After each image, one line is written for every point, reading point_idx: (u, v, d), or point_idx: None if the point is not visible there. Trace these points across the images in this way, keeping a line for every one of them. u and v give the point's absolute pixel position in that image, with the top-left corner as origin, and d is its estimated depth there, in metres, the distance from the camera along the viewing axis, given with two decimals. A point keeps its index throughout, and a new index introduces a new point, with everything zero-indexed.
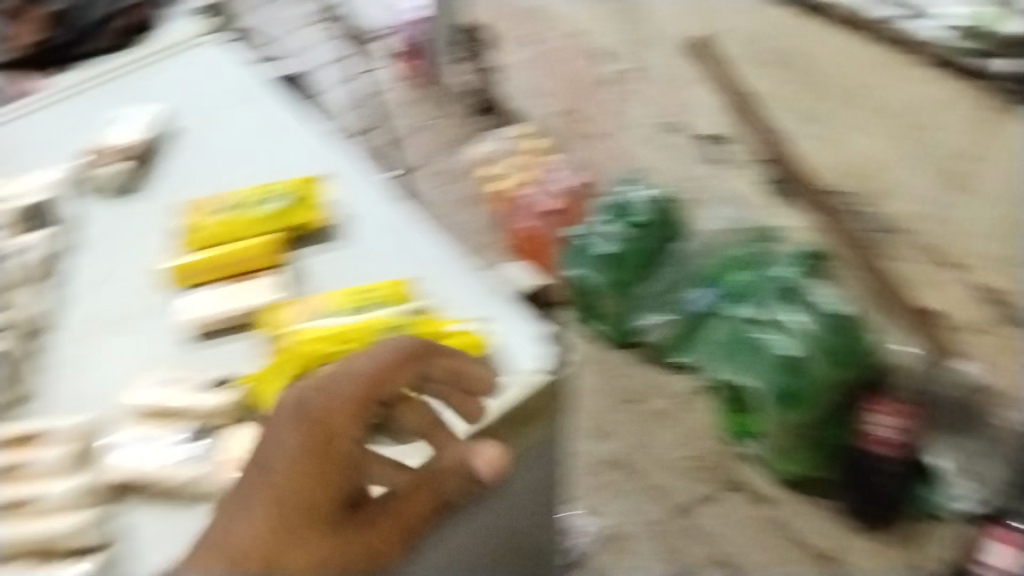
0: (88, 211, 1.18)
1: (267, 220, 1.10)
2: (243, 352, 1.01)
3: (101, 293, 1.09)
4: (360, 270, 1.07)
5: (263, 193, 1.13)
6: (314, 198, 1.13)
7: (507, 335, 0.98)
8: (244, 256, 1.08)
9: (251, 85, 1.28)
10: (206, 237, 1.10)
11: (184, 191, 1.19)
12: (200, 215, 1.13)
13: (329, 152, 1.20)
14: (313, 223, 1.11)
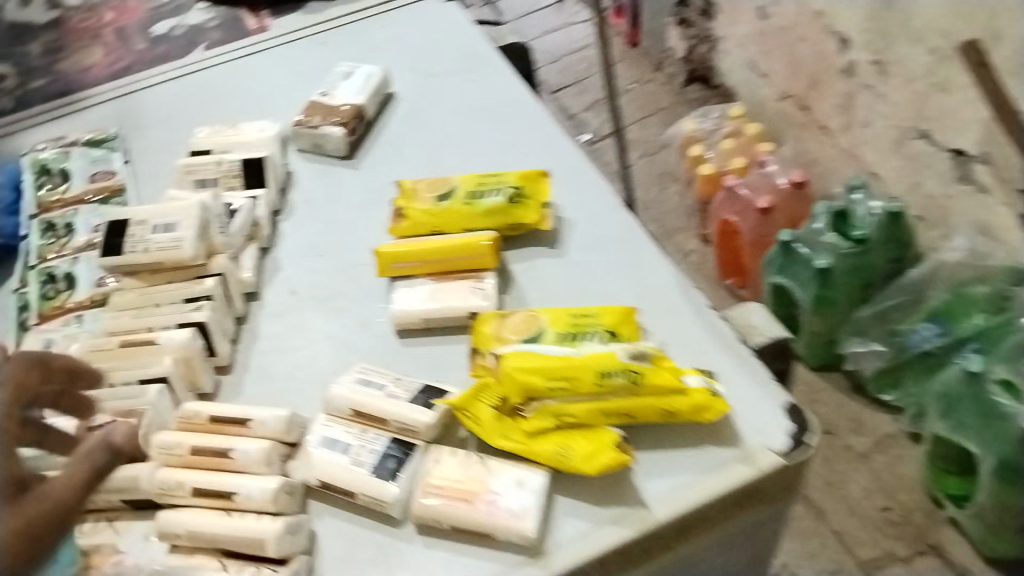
0: (306, 167, 1.08)
1: (495, 215, 0.93)
2: (461, 363, 0.83)
3: (313, 262, 0.96)
4: (589, 285, 0.89)
5: (485, 179, 0.96)
6: (543, 193, 0.95)
7: (740, 406, 0.76)
8: (458, 252, 0.88)
9: (487, 65, 1.19)
10: (420, 222, 0.94)
11: (394, 166, 1.07)
12: (410, 199, 0.95)
13: (550, 148, 1.04)
14: (542, 225, 0.93)
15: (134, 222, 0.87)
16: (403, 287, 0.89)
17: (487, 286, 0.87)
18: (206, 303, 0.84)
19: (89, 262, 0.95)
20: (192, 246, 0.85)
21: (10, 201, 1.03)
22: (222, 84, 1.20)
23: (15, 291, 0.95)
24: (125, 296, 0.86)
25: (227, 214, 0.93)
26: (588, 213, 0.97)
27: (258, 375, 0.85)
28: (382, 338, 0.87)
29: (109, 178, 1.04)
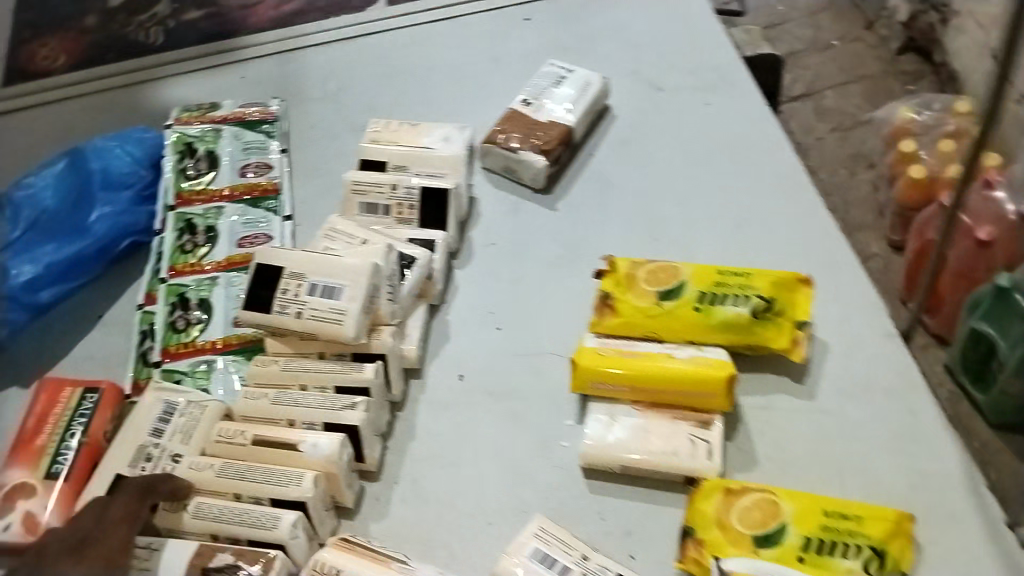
0: (494, 196, 0.90)
1: (732, 331, 0.71)
2: (667, 537, 0.65)
3: (489, 338, 0.80)
4: (842, 455, 0.69)
5: (726, 275, 0.73)
6: (801, 307, 0.72)
7: None
8: (679, 386, 0.68)
9: (726, 82, 0.95)
10: (633, 322, 0.73)
11: (600, 214, 0.87)
12: (625, 289, 0.74)
13: (805, 230, 0.82)
14: (794, 354, 0.71)
15: (290, 272, 0.72)
16: (600, 415, 0.69)
17: (713, 439, 0.66)
18: (363, 401, 0.68)
19: (228, 288, 0.80)
20: (356, 325, 0.69)
21: (145, 183, 0.88)
22: (406, 63, 1.00)
23: (140, 308, 0.81)
24: (267, 369, 0.72)
25: (400, 269, 0.76)
26: (850, 340, 0.75)
27: (407, 489, 0.71)
28: (563, 471, 0.70)
29: (264, 173, 0.88)
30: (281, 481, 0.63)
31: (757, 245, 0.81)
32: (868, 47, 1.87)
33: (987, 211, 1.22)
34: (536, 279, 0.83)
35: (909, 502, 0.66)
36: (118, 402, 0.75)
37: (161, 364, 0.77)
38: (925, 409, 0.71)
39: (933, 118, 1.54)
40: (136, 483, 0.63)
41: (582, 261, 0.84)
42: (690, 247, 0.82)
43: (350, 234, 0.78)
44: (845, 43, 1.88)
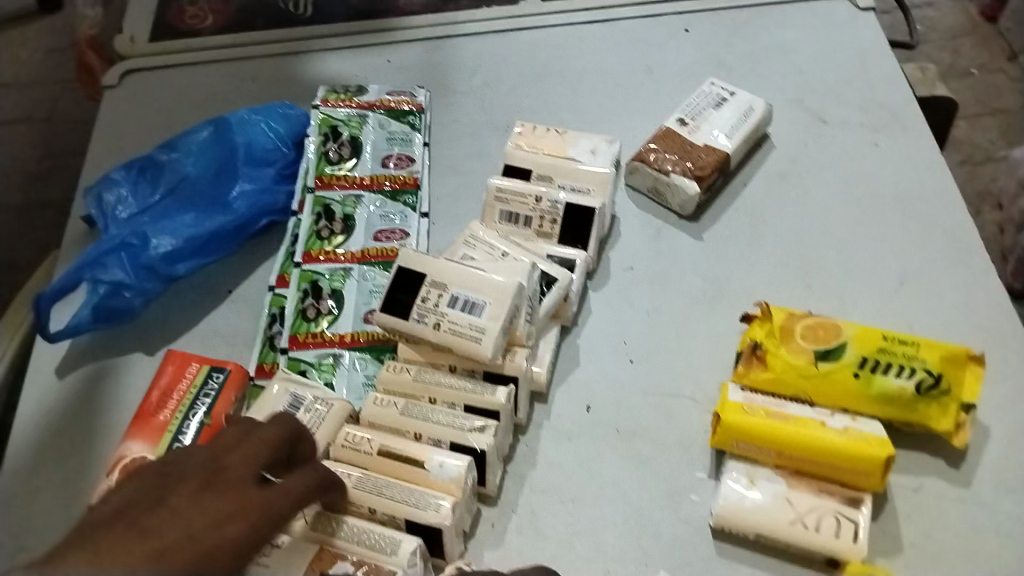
0: (636, 216, 0.86)
1: (892, 405, 0.66)
2: None
3: (621, 370, 0.76)
4: (998, 556, 0.63)
5: (892, 341, 0.67)
6: (968, 387, 0.66)
7: None
8: (832, 459, 0.63)
9: (897, 122, 0.88)
10: (784, 379, 0.68)
11: (747, 250, 0.82)
12: (779, 342, 0.69)
13: (973, 297, 0.75)
14: (955, 439, 0.66)
15: (432, 281, 0.69)
16: (739, 476, 0.65)
17: (861, 521, 0.62)
18: (493, 425, 0.66)
19: (362, 281, 0.78)
20: (494, 345, 0.66)
21: (287, 161, 0.87)
22: (556, 64, 0.97)
23: (271, 289, 0.80)
24: (398, 376, 0.69)
25: (540, 289, 0.73)
26: (1018, 428, 0.68)
27: (525, 521, 0.68)
28: (690, 527, 0.67)
29: (405, 167, 0.85)
30: (420, 503, 0.62)
31: (920, 308, 0.75)
32: (1010, 79, 1.70)
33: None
34: (674, 314, 0.79)
35: None
36: (243, 382, 0.74)
37: (288, 351, 0.75)
38: None
39: None
40: (319, 470, 0.60)
41: (725, 299, 0.79)
42: (844, 299, 0.77)
43: (491, 245, 0.76)
44: (985, 72, 1.71)
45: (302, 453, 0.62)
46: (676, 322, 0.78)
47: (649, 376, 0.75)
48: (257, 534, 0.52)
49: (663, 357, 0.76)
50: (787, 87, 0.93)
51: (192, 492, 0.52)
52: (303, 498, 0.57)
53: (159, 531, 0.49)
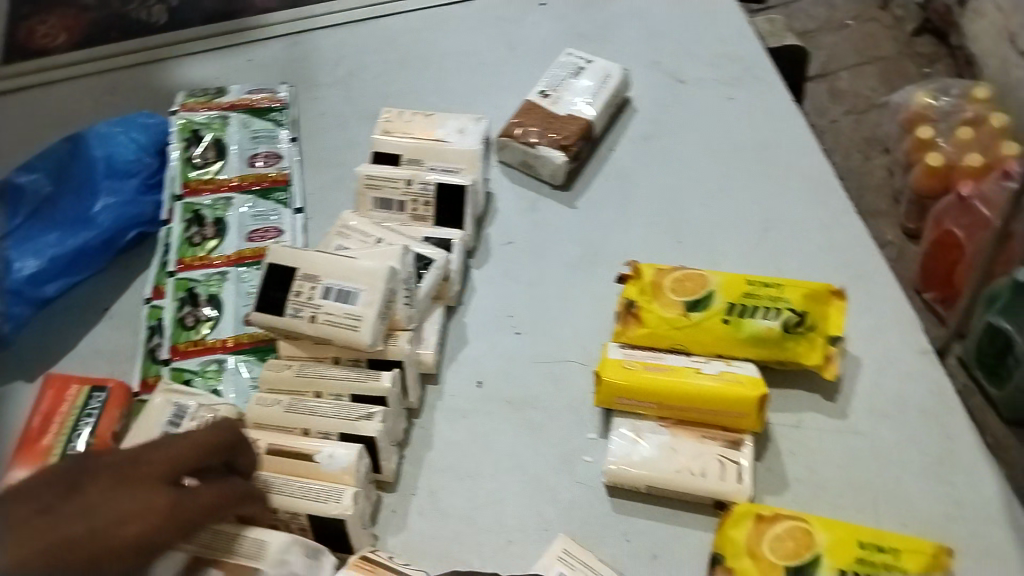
0: (512, 191, 0.86)
1: (763, 346, 0.68)
2: (696, 559, 0.63)
3: (508, 343, 0.77)
4: (877, 479, 0.65)
5: (756, 286, 0.69)
6: (833, 321, 0.69)
7: None
8: (709, 404, 0.65)
9: (752, 76, 0.91)
10: (659, 333, 0.70)
11: (620, 213, 0.83)
12: (652, 298, 0.71)
13: (836, 235, 0.78)
14: (826, 372, 0.68)
15: (302, 273, 0.68)
16: (625, 431, 0.67)
17: (743, 461, 0.64)
18: (380, 411, 0.65)
19: (239, 283, 0.77)
20: (373, 332, 0.65)
21: (151, 171, 0.85)
22: (420, 50, 0.97)
23: (147, 302, 0.79)
24: (280, 374, 0.69)
25: (417, 271, 0.73)
26: (887, 355, 0.71)
27: (424, 501, 0.68)
28: (586, 487, 0.68)
29: (274, 163, 0.85)
30: (317, 500, 0.61)
31: (785, 250, 0.78)
32: (884, 28, 1.73)
33: (997, 195, 1.21)
34: (556, 283, 0.80)
35: (947, 530, 0.63)
36: (127, 400, 0.72)
37: (170, 362, 0.74)
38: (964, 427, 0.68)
39: (954, 104, 1.42)
40: (238, 482, 0.58)
41: (603, 262, 0.80)
42: (715, 251, 0.79)
43: (364, 233, 0.75)
44: (861, 23, 1.74)
45: (240, 466, 0.61)
46: (557, 290, 0.79)
47: (534, 347, 0.76)
48: (165, 534, 0.52)
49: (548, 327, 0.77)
50: (646, 52, 0.95)
51: (108, 481, 0.52)
52: (218, 505, 0.56)
53: (61, 518, 0.49)
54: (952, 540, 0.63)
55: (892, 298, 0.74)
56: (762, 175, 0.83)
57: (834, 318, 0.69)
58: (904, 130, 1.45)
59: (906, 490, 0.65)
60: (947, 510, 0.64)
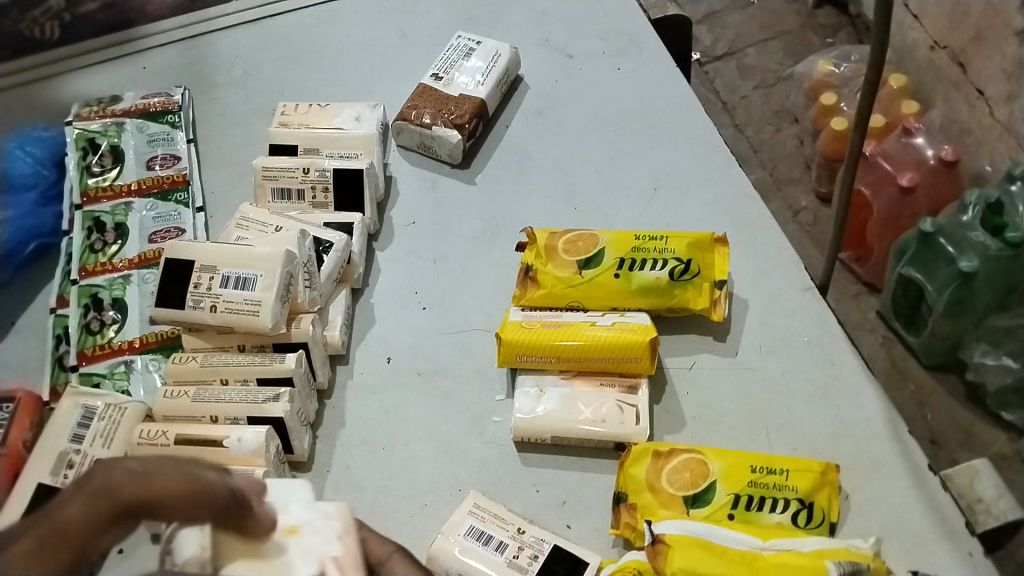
0: (411, 174, 0.88)
1: (652, 295, 0.71)
2: (603, 501, 0.67)
3: (416, 318, 0.79)
4: (765, 409, 0.69)
5: (643, 239, 0.73)
6: (717, 267, 0.72)
7: None
8: (605, 353, 0.68)
9: (637, 46, 0.94)
10: (555, 293, 0.72)
11: (517, 186, 0.86)
12: (546, 259, 0.73)
13: (721, 188, 0.82)
14: (713, 315, 0.71)
15: (201, 265, 0.69)
16: (529, 388, 0.70)
17: (640, 403, 0.67)
18: (287, 391, 0.67)
19: (142, 285, 0.78)
20: (273, 314, 0.67)
21: (49, 183, 0.85)
22: (313, 46, 0.98)
23: (52, 311, 0.79)
24: (186, 365, 0.70)
25: (317, 255, 0.74)
26: (771, 295, 0.75)
27: (341, 476, 0.70)
28: (496, 447, 0.70)
29: (171, 165, 0.85)
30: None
31: (675, 206, 0.81)
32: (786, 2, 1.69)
33: (908, 158, 1.19)
34: (459, 258, 0.82)
35: (832, 447, 0.67)
36: (37, 409, 0.71)
37: (78, 367, 0.74)
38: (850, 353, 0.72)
39: (854, 69, 1.43)
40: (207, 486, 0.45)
41: (503, 234, 0.83)
42: (608, 212, 0.82)
43: (262, 224, 0.76)
44: None
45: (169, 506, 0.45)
46: (461, 262, 0.82)
47: (441, 319, 0.78)
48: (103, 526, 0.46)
49: (453, 298, 0.80)
50: (536, 33, 0.98)
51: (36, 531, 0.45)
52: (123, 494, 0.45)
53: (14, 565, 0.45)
54: (836, 455, 0.67)
55: (776, 242, 0.78)
56: (650, 139, 0.87)
57: (719, 263, 0.72)
58: (810, 98, 1.47)
59: (793, 416, 0.69)
60: (833, 431, 0.68)
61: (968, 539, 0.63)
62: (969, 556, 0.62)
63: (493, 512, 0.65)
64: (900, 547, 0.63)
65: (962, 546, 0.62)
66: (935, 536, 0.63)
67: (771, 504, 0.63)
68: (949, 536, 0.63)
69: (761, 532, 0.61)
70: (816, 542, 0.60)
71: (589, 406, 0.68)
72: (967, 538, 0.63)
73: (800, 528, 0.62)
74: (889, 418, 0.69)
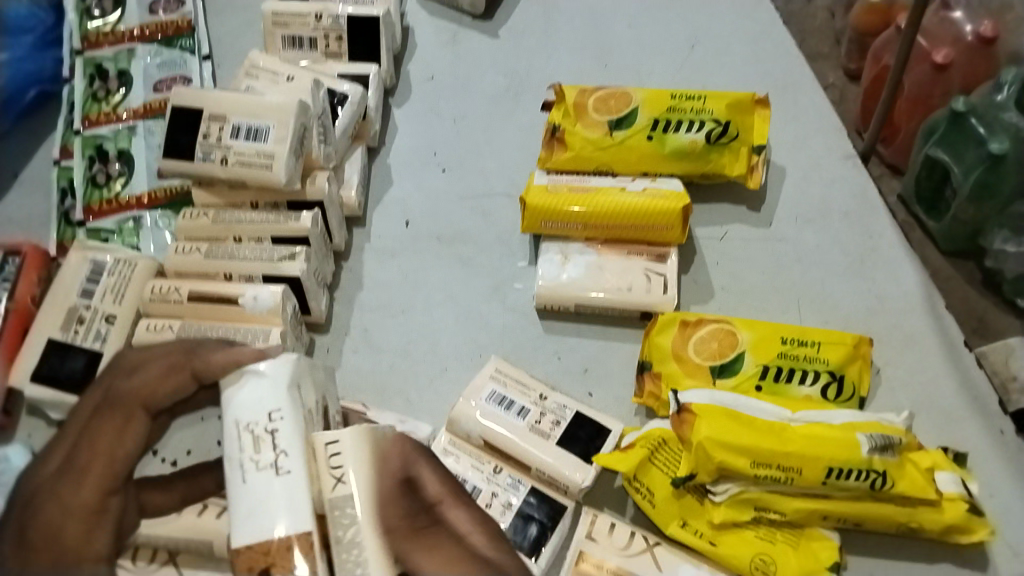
0: (430, 24, 0.83)
1: (687, 159, 0.67)
2: (627, 370, 0.66)
3: (434, 180, 0.75)
4: (799, 281, 0.67)
5: (679, 98, 0.68)
6: (757, 131, 0.68)
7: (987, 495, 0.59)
8: (634, 220, 0.65)
9: None
10: (584, 155, 0.68)
11: (543, 40, 0.81)
12: (575, 118, 0.69)
13: (762, 47, 0.77)
14: (749, 182, 0.68)
15: (209, 114, 0.65)
16: (553, 255, 0.67)
17: (669, 272, 0.65)
18: (303, 251, 0.64)
19: (148, 138, 0.74)
20: (286, 169, 0.63)
21: (47, 26, 0.80)
22: None
23: (56, 164, 0.75)
24: (197, 222, 0.67)
25: (331, 107, 0.70)
26: (811, 162, 0.72)
27: (359, 339, 0.68)
28: (518, 314, 0.69)
29: (175, 8, 0.79)
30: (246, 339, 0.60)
31: (714, 66, 0.77)
32: None
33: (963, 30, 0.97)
34: (482, 116, 0.78)
35: (867, 321, 0.66)
36: (45, 264, 0.69)
37: (85, 223, 0.72)
38: (890, 225, 0.69)
39: None
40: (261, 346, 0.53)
41: (528, 91, 0.79)
42: (641, 69, 0.77)
43: (271, 72, 0.71)
44: None
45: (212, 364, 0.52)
46: (483, 120, 0.78)
47: (463, 180, 0.75)
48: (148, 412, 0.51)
49: (476, 158, 0.76)
50: None
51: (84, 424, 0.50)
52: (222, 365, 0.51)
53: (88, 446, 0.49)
54: (870, 330, 0.65)
55: (817, 108, 0.74)
56: None
57: (759, 127, 0.68)
58: None
59: (828, 289, 0.67)
60: (869, 305, 0.66)
61: (1000, 417, 0.62)
62: (999, 433, 0.61)
63: (515, 377, 0.63)
64: (930, 422, 0.62)
65: (994, 425, 0.62)
66: (967, 413, 0.62)
67: (800, 376, 0.61)
68: (980, 413, 0.62)
69: (790, 403, 0.60)
70: (847, 415, 0.59)
71: (617, 273, 0.65)
72: (1000, 417, 0.62)
73: (830, 402, 0.61)
74: (926, 294, 0.67)
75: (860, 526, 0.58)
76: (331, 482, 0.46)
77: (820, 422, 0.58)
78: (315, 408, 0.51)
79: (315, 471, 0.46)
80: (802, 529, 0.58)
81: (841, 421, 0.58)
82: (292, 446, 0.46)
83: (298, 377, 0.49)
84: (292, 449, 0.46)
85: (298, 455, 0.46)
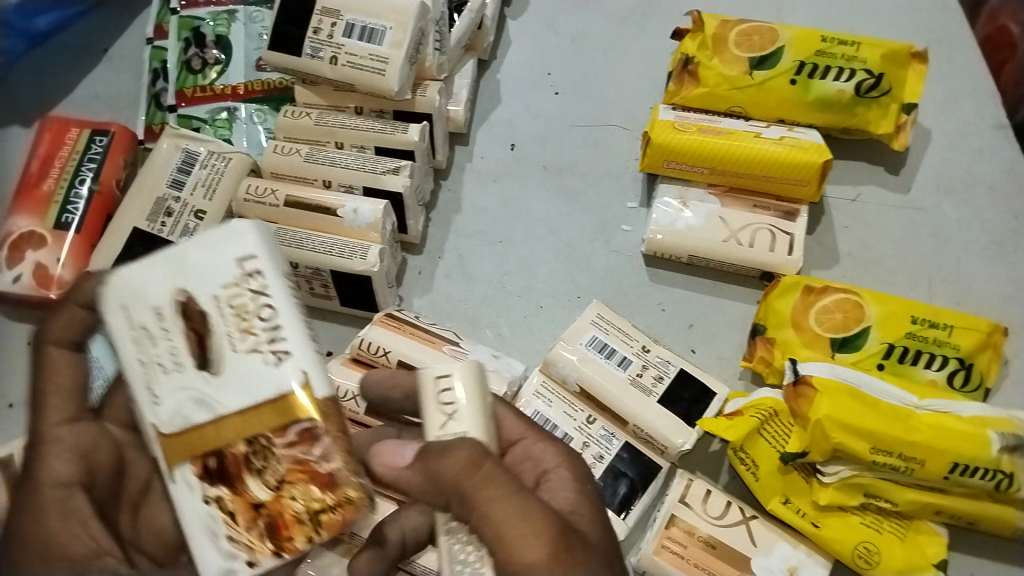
0: None
1: (831, 110, 0.62)
2: (735, 330, 0.62)
3: (546, 103, 0.70)
4: (932, 256, 0.63)
5: (831, 42, 0.62)
6: (909, 87, 0.63)
7: None
8: (768, 170, 0.60)
9: None
10: (717, 93, 0.63)
11: None
12: (710, 53, 0.64)
13: None
14: (895, 143, 0.63)
15: (322, 7, 0.61)
16: (670, 200, 0.62)
17: (797, 232, 0.60)
18: (408, 166, 0.60)
19: (250, 25, 0.70)
20: (400, 76, 0.59)
21: None
22: None
23: (149, 42, 0.71)
24: (298, 122, 0.63)
25: (448, 14, 0.65)
26: (960, 128, 0.67)
27: (453, 264, 0.65)
28: (623, 257, 0.65)
29: None
30: (345, 255, 0.57)
31: (862, 15, 0.71)
32: None
33: None
34: (602, 39, 0.73)
35: (1003, 306, 0.61)
36: (131, 147, 0.66)
37: (176, 109, 0.67)
38: None
39: None
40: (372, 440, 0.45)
41: (655, 18, 0.73)
42: (784, 8, 0.72)
43: None
44: None
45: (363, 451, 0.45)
46: (603, 43, 0.72)
47: (577, 104, 0.70)
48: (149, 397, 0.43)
49: (593, 83, 0.71)
50: None
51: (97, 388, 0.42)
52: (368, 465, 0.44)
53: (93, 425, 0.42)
54: (1005, 317, 0.60)
55: (972, 70, 0.69)
56: None
57: (914, 83, 0.63)
58: None
59: (962, 269, 0.62)
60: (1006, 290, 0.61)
61: None
62: None
63: (621, 327, 0.59)
64: None
65: None
66: None
67: (929, 361, 0.56)
68: None
69: (916, 388, 0.55)
70: (978, 408, 0.54)
71: (739, 227, 0.61)
72: None
73: (959, 391, 0.56)
74: None
75: (971, 524, 0.54)
76: (164, 397, 0.35)
77: (945, 414, 0.53)
78: (255, 306, 0.35)
79: (143, 356, 0.36)
80: (910, 520, 0.54)
81: (973, 412, 0.53)
82: (120, 332, 0.36)
83: (130, 291, 0.36)
84: (118, 337, 0.36)
85: (128, 342, 0.36)
